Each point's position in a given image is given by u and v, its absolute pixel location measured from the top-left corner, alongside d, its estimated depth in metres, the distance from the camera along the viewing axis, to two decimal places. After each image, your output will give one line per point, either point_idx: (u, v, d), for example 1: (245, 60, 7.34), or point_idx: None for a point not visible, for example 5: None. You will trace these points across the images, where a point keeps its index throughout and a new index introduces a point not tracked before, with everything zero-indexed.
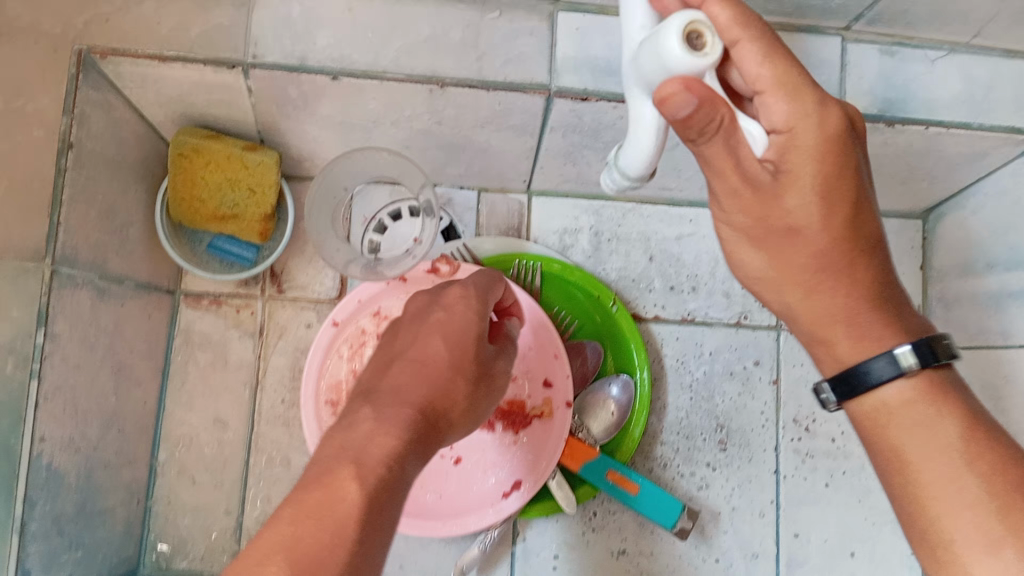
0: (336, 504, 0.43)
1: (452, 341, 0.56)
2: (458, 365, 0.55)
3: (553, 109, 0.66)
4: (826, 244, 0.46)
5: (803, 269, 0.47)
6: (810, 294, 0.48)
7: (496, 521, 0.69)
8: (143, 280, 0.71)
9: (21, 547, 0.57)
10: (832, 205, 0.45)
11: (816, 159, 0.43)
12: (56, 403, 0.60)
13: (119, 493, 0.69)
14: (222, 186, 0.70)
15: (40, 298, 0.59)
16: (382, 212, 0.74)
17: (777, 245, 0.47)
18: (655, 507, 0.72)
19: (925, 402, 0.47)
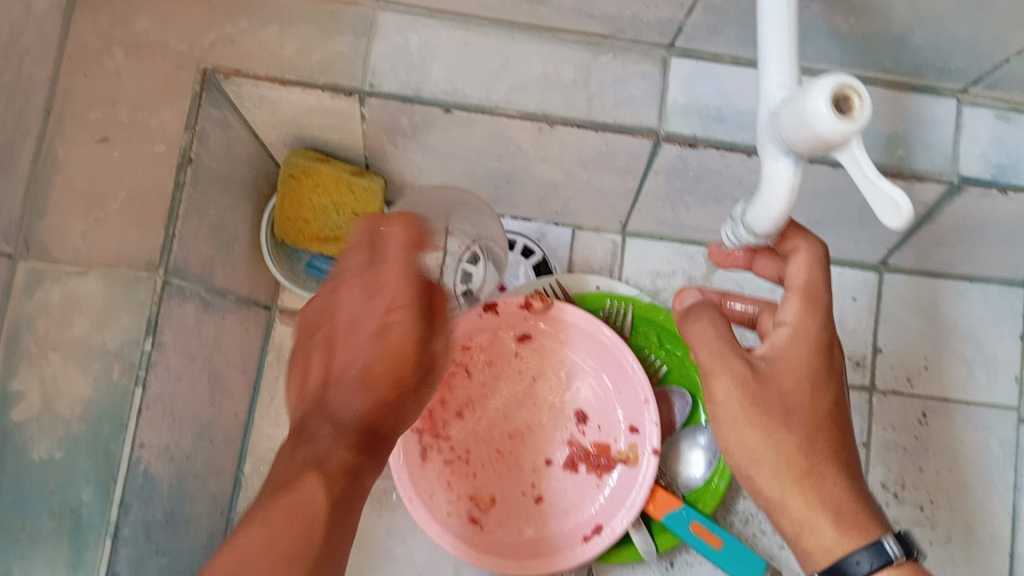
0: (309, 506, 0.52)
1: (399, 361, 0.58)
2: (394, 379, 0.58)
3: (660, 152, 0.66)
4: (797, 444, 0.52)
5: (794, 454, 0.51)
6: (800, 481, 0.51)
7: (572, 563, 0.69)
8: (243, 295, 0.73)
9: (113, 550, 0.59)
10: (788, 428, 0.51)
11: (803, 373, 0.52)
12: (156, 411, 0.62)
13: (204, 503, 0.70)
14: (327, 210, 0.71)
15: (149, 306, 0.60)
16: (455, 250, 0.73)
17: (772, 424, 0.52)
18: (739, 564, 0.71)
19: None
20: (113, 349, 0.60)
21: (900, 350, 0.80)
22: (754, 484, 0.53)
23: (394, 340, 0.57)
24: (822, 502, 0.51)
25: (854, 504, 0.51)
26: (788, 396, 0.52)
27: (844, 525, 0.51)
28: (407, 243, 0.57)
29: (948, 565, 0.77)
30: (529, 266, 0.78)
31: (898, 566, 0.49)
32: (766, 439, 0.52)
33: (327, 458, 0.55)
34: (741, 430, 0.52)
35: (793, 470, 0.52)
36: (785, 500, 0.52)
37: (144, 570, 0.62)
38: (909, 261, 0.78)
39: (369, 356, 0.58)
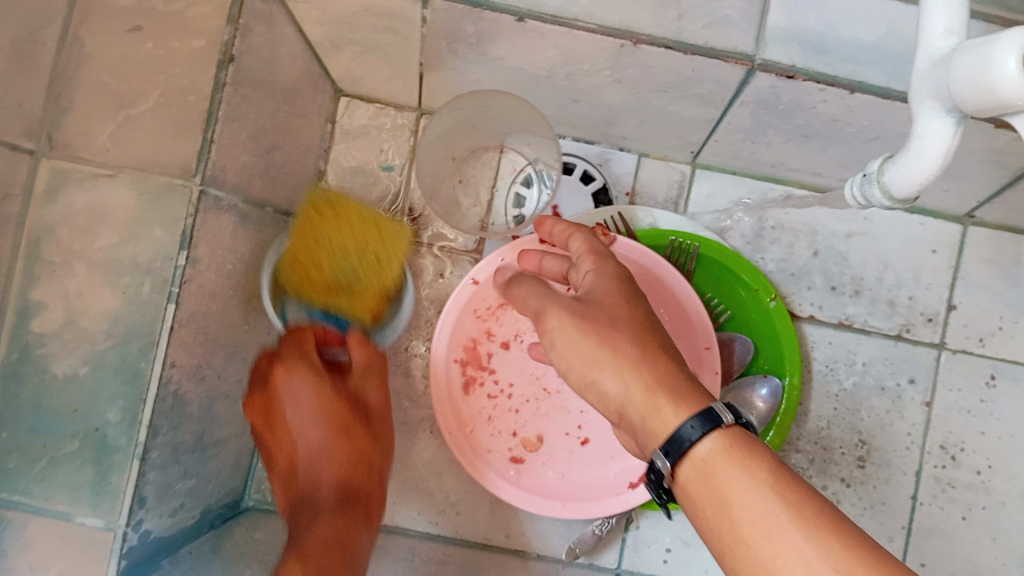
0: None
1: (329, 398, 0.64)
2: (343, 425, 0.65)
3: (751, 82, 0.60)
4: (636, 353, 0.46)
5: (632, 347, 0.46)
6: (638, 368, 0.46)
7: (618, 510, 0.65)
8: (282, 207, 0.67)
9: (141, 473, 0.56)
10: (640, 341, 0.47)
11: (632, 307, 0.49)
12: (188, 330, 0.57)
13: (235, 425, 0.66)
14: (347, 246, 0.62)
15: (184, 219, 0.56)
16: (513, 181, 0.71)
17: (597, 325, 0.49)
18: None
19: (740, 449, 0.42)
20: (144, 263, 0.55)
21: (976, 310, 0.74)
22: (601, 391, 0.47)
23: (326, 412, 0.64)
24: (653, 382, 0.45)
25: (689, 385, 0.45)
26: (614, 312, 0.49)
27: (689, 400, 0.44)
28: (308, 343, 0.63)
29: (996, 533, 0.73)
30: (587, 192, 0.73)
31: (728, 430, 0.43)
32: (608, 349, 0.47)
33: (310, 538, 0.59)
34: (566, 348, 0.50)
35: (631, 364, 0.46)
36: (628, 392, 0.46)
37: (170, 495, 0.59)
38: (997, 216, 0.71)
39: (323, 457, 0.64)
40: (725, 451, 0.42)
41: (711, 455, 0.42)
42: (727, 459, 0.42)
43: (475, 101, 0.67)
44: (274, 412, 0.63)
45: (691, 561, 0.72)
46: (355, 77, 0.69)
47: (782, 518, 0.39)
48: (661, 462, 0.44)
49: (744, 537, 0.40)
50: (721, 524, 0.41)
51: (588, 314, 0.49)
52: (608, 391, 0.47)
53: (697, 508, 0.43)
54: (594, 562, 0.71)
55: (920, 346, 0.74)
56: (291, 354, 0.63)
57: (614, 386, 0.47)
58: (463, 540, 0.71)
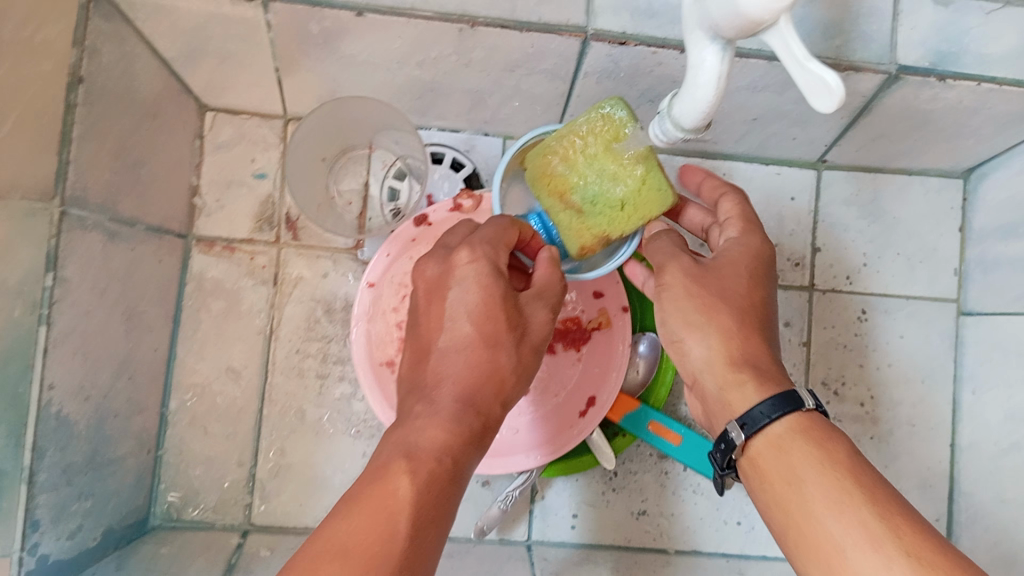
0: (390, 497, 0.44)
1: (487, 310, 0.52)
2: (492, 335, 0.52)
3: (590, 53, 0.63)
4: (739, 324, 0.53)
5: (739, 315, 0.53)
6: (744, 334, 0.53)
7: (583, 438, 0.68)
8: (155, 223, 0.67)
9: (31, 496, 0.56)
10: (712, 307, 0.54)
11: (745, 268, 0.55)
12: (66, 348, 0.58)
13: (130, 442, 0.66)
14: (600, 176, 0.55)
15: (48, 241, 0.57)
16: (387, 177, 0.74)
17: (707, 298, 0.54)
18: (700, 458, 0.71)
19: (806, 434, 0.49)
20: (15, 285, 0.55)
21: (839, 250, 0.78)
22: (684, 352, 0.55)
23: (488, 317, 0.52)
24: (737, 358, 0.53)
25: (774, 367, 0.53)
26: (729, 280, 0.55)
27: (764, 385, 0.51)
28: (507, 232, 0.55)
29: (888, 460, 0.77)
30: (459, 179, 0.74)
31: (805, 414, 0.50)
32: (706, 316, 0.53)
33: (421, 441, 0.48)
34: (668, 303, 0.55)
35: (725, 330, 0.53)
36: (710, 359, 0.53)
37: (67, 515, 0.59)
38: (847, 157, 0.75)
39: (456, 359, 0.51)
40: (801, 429, 0.50)
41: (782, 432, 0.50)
42: (801, 439, 0.49)
43: (336, 105, 0.67)
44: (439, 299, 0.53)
45: (599, 523, 0.75)
46: (217, 87, 0.70)
47: (845, 498, 0.46)
48: (737, 434, 0.51)
49: (807, 507, 0.47)
50: (785, 494, 0.48)
51: (699, 269, 0.55)
52: (691, 353, 0.54)
53: (767, 481, 0.50)
54: (506, 536, 0.73)
55: (791, 290, 0.78)
56: (480, 242, 0.53)
57: (699, 350, 0.54)
58: None
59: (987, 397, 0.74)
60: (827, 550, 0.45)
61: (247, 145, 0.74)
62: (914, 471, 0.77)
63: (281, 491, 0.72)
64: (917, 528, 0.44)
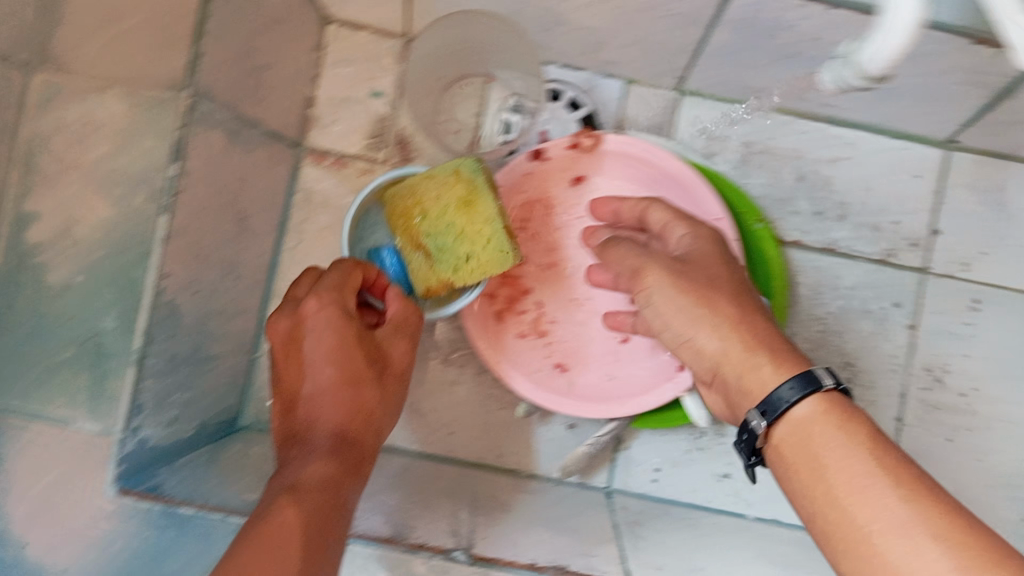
0: (278, 525, 0.44)
1: (343, 347, 0.54)
2: (358, 374, 0.54)
3: (734, 2, 0.61)
4: (748, 313, 0.55)
5: (727, 311, 0.55)
6: (736, 322, 0.54)
7: (676, 395, 0.67)
8: (272, 129, 0.67)
9: (138, 381, 0.58)
10: (712, 292, 0.55)
11: (715, 261, 0.57)
12: (184, 242, 0.59)
13: (230, 342, 0.67)
14: (445, 223, 0.61)
15: (174, 131, 0.57)
16: (502, 107, 0.71)
17: (702, 291, 0.55)
18: None
19: (834, 413, 0.48)
20: (136, 174, 0.57)
21: (958, 236, 0.75)
22: (699, 348, 0.55)
23: (344, 355, 0.54)
24: (750, 344, 0.53)
25: (785, 345, 0.53)
26: (714, 273, 0.57)
27: (779, 361, 0.52)
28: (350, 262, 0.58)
29: (981, 456, 0.75)
30: (573, 120, 0.73)
31: (826, 396, 0.49)
32: (705, 310, 0.55)
33: (303, 476, 0.48)
34: (666, 302, 0.56)
35: (729, 319, 0.55)
36: (726, 350, 0.54)
37: (168, 404, 0.61)
38: (980, 139, 0.72)
39: (326, 398, 0.53)
40: (825, 412, 0.48)
41: (806, 416, 0.49)
42: (823, 421, 0.48)
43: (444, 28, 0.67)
44: (293, 335, 0.55)
45: (681, 479, 0.74)
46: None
47: (872, 473, 0.45)
48: (758, 422, 0.51)
49: (839, 493, 0.46)
50: (813, 481, 0.47)
51: (677, 264, 0.58)
52: (707, 346, 0.55)
53: (791, 471, 0.49)
54: (587, 481, 0.73)
55: (905, 270, 0.75)
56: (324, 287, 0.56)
57: (710, 345, 0.55)
58: (457, 458, 0.72)
59: None
60: (845, 534, 0.45)
61: (367, 62, 0.73)
62: (1006, 469, 0.75)
63: None
64: (946, 506, 0.43)
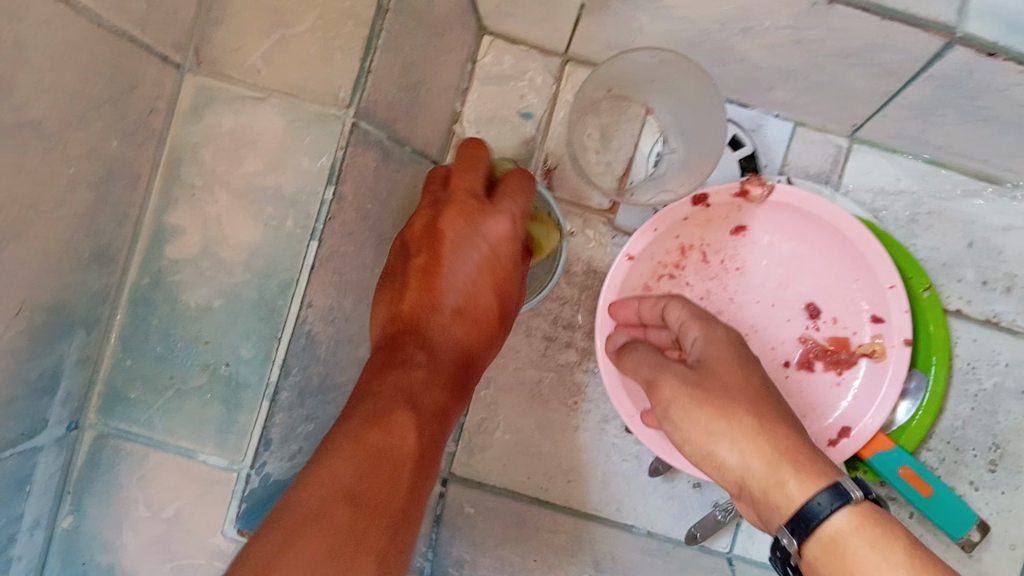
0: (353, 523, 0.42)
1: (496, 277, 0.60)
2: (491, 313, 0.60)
3: (945, 58, 0.55)
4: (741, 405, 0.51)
5: (740, 407, 0.51)
6: (759, 428, 0.50)
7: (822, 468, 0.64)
8: (419, 147, 0.63)
9: (270, 414, 0.53)
10: (730, 401, 0.51)
11: (740, 368, 0.54)
12: (327, 270, 0.54)
13: (353, 370, 0.63)
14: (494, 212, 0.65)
15: (334, 151, 0.52)
16: (649, 142, 0.67)
17: (717, 399, 0.52)
18: (946, 517, 0.64)
19: (871, 525, 0.44)
20: (288, 195, 0.53)
21: None
22: (720, 462, 0.51)
23: (486, 283, 0.59)
24: (772, 454, 0.48)
25: (809, 453, 0.48)
26: (727, 378, 0.53)
27: (801, 472, 0.47)
28: (527, 186, 0.60)
29: None
30: (735, 159, 0.69)
31: (858, 507, 0.45)
32: (721, 419, 0.51)
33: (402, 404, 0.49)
34: (684, 411, 0.53)
35: (748, 431, 0.50)
36: (747, 464, 0.49)
37: (291, 438, 0.56)
38: None
39: (454, 321, 0.58)
40: (857, 529, 0.44)
41: (839, 532, 0.44)
42: (854, 537, 0.44)
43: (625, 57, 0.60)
44: (436, 264, 0.59)
45: None
46: (504, 12, 0.64)
47: None
48: (789, 539, 0.47)
49: None
50: None
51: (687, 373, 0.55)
52: (732, 460, 0.50)
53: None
54: (707, 545, 0.68)
55: None
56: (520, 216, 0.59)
57: (731, 458, 0.50)
58: (574, 508, 0.67)
59: None
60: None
61: (520, 80, 0.68)
62: None
63: (486, 446, 0.68)
64: None
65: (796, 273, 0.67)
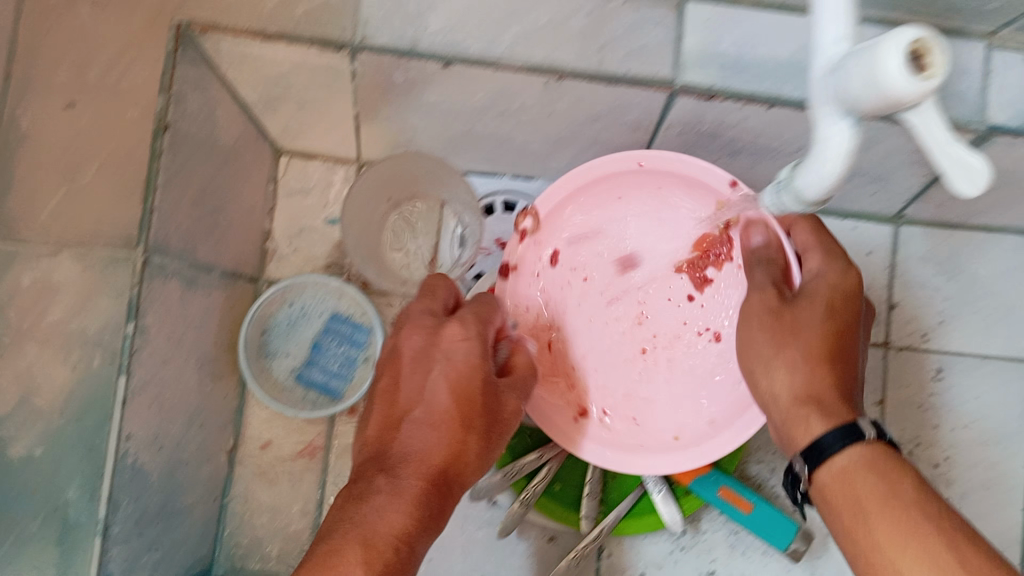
0: None
1: (460, 389, 0.51)
2: (466, 421, 0.50)
3: (676, 105, 0.62)
4: (809, 364, 0.53)
5: (807, 354, 0.53)
6: (807, 363, 0.53)
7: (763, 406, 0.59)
8: (228, 269, 0.68)
9: (104, 550, 0.54)
10: (812, 366, 0.53)
11: (841, 312, 0.55)
12: (143, 400, 0.57)
13: (198, 490, 0.66)
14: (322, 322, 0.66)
15: (130, 289, 0.55)
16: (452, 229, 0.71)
17: (784, 339, 0.54)
18: (770, 526, 0.72)
19: (888, 463, 0.48)
20: (93, 336, 0.55)
21: (916, 306, 0.77)
22: (769, 391, 0.55)
23: (462, 393, 0.51)
24: (802, 390, 0.53)
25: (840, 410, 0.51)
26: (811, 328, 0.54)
27: (830, 416, 0.51)
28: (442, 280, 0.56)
29: None
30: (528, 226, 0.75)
31: (872, 445, 0.49)
32: (777, 354, 0.54)
33: (349, 518, 0.45)
34: (754, 333, 0.57)
35: (807, 361, 0.53)
36: (777, 396, 0.54)
37: (138, 567, 0.58)
38: (926, 214, 0.75)
39: (423, 438, 0.49)
40: (868, 461, 0.48)
41: (848, 463, 0.48)
42: (867, 470, 0.47)
43: (399, 159, 0.68)
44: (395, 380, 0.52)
45: None
46: (293, 132, 0.70)
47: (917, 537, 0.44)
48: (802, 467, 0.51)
49: (863, 523, 0.46)
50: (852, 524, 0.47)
51: (785, 307, 0.56)
52: (775, 388, 0.54)
53: (838, 515, 0.48)
54: None
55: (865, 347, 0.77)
56: (470, 319, 0.53)
57: (779, 386, 0.54)
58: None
59: None
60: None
61: (320, 190, 0.74)
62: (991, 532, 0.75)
63: None
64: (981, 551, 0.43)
65: (661, 215, 0.67)
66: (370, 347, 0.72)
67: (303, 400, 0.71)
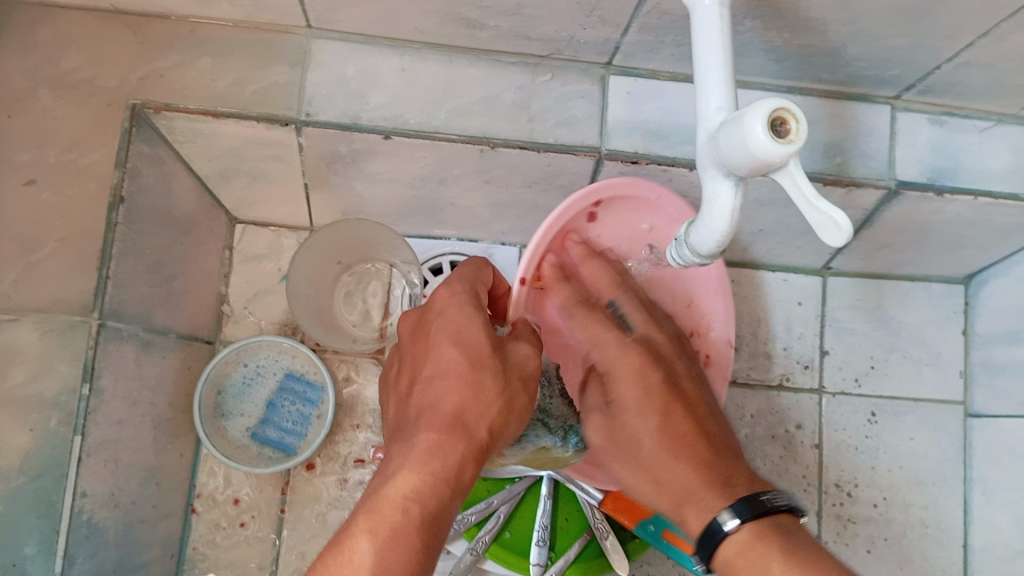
0: (346, 569, 0.43)
1: (460, 338, 0.52)
2: (477, 359, 0.51)
3: (603, 170, 0.66)
4: (662, 451, 0.54)
5: (661, 439, 0.54)
6: (660, 452, 0.54)
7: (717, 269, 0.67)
8: (185, 331, 0.71)
9: None
10: (666, 456, 0.53)
11: (639, 392, 0.55)
12: (98, 459, 0.60)
13: (154, 547, 0.68)
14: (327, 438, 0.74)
15: (87, 352, 0.58)
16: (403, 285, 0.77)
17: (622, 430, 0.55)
18: None
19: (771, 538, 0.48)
20: (50, 398, 0.57)
21: (847, 352, 0.82)
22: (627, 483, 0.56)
23: (467, 339, 0.52)
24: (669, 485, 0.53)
25: (698, 485, 0.52)
26: (636, 417, 0.55)
27: (695, 502, 0.52)
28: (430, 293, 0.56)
29: (903, 562, 0.78)
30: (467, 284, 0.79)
31: (753, 526, 0.49)
32: (629, 448, 0.55)
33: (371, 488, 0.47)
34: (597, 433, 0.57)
35: (655, 453, 0.54)
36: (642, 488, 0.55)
37: None
38: (851, 265, 0.80)
39: (437, 388, 0.50)
40: (754, 544, 0.48)
41: (735, 548, 0.49)
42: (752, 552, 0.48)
43: (347, 229, 0.71)
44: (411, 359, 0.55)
45: None
46: (248, 202, 0.75)
47: None
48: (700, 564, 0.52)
49: None
50: None
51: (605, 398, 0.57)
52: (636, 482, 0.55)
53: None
54: None
55: (801, 393, 0.81)
56: (458, 281, 0.55)
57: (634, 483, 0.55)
58: None
59: (998, 501, 0.76)
60: None
61: (276, 254, 0.79)
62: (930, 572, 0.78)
63: None
64: None
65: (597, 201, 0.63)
66: (324, 404, 0.75)
67: (259, 456, 0.74)
